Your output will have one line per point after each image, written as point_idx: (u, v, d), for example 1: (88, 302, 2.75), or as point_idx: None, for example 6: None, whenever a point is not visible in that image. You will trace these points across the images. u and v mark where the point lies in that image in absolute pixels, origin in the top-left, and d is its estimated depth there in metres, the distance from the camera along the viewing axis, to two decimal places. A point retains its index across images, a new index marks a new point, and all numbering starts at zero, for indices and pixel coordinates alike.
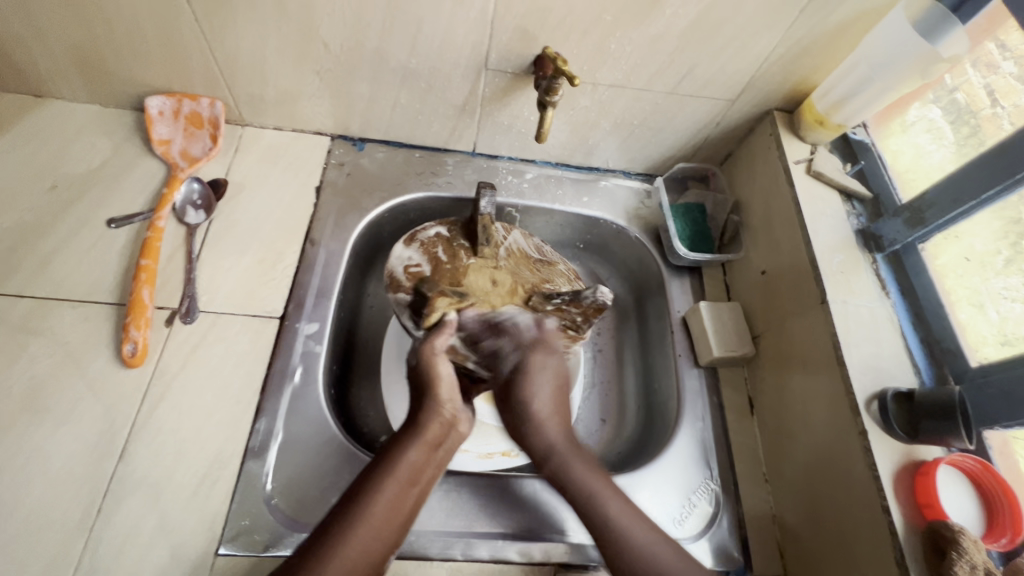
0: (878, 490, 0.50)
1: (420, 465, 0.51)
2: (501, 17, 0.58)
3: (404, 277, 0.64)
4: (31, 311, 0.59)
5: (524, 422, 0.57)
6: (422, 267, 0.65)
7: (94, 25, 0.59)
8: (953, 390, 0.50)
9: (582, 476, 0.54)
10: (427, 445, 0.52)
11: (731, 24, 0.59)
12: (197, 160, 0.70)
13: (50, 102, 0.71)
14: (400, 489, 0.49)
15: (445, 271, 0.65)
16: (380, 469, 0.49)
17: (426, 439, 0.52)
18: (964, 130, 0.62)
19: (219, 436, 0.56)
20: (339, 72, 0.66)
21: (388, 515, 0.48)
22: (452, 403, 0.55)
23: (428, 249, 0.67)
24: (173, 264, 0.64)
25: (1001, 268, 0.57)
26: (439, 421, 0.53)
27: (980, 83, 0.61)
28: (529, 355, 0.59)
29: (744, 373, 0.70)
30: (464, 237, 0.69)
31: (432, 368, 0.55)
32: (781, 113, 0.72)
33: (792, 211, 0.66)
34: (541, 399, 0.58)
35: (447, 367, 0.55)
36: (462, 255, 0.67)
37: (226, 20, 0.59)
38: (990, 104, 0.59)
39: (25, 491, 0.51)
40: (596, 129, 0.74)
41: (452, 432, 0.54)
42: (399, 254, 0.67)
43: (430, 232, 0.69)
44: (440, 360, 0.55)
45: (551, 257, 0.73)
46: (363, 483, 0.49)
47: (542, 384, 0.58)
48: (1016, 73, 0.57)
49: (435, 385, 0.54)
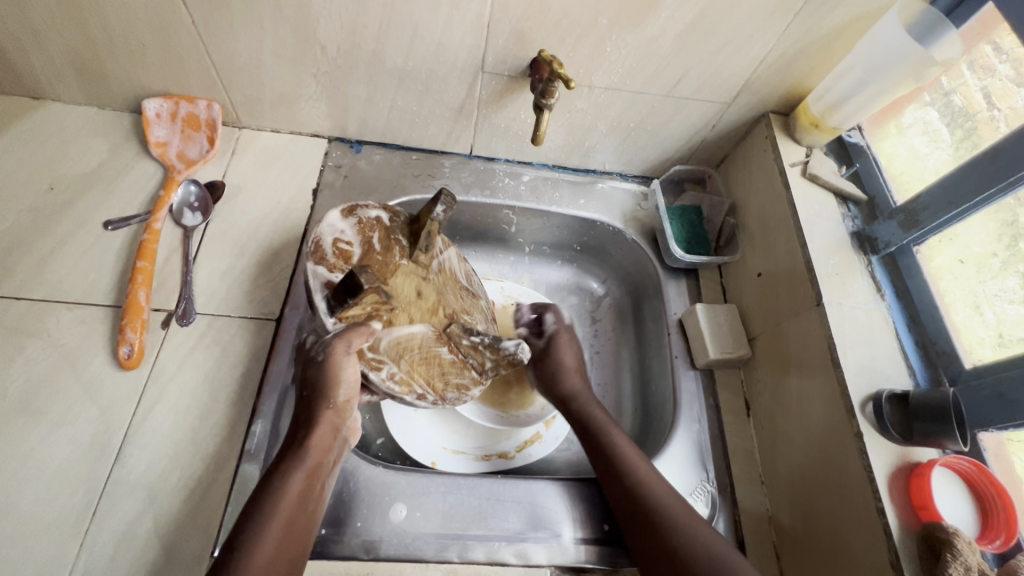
0: (874, 492, 0.50)
1: (307, 488, 0.49)
2: (497, 19, 0.59)
3: (331, 251, 0.58)
4: (27, 312, 0.59)
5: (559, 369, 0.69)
6: (352, 247, 0.60)
7: (91, 27, 0.59)
8: (947, 392, 0.50)
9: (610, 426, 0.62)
10: (311, 467, 0.50)
11: (726, 27, 0.59)
12: (194, 162, 0.71)
13: (48, 104, 0.71)
14: (288, 520, 0.46)
15: (374, 260, 0.61)
16: (265, 499, 0.46)
17: (310, 459, 0.50)
18: (960, 133, 0.62)
19: (215, 438, 0.56)
20: (336, 75, 0.66)
21: (280, 550, 0.45)
22: (342, 411, 0.53)
23: (364, 230, 0.61)
24: (170, 266, 0.64)
25: (998, 270, 0.57)
26: (328, 428, 0.52)
27: (977, 85, 0.61)
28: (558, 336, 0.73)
29: (740, 375, 0.70)
30: (403, 233, 0.64)
31: (337, 368, 0.52)
32: (777, 116, 0.72)
33: (788, 212, 0.66)
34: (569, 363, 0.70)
35: (353, 368, 0.53)
36: (396, 252, 0.63)
37: (223, 22, 0.59)
38: (987, 107, 0.59)
39: (20, 493, 0.51)
40: (593, 131, 0.74)
41: (339, 441, 0.53)
42: (332, 222, 0.60)
43: (371, 212, 0.63)
44: (347, 360, 0.52)
45: (479, 290, 0.70)
46: (251, 517, 0.45)
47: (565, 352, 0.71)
48: (1011, 75, 0.57)
49: (332, 391, 0.52)
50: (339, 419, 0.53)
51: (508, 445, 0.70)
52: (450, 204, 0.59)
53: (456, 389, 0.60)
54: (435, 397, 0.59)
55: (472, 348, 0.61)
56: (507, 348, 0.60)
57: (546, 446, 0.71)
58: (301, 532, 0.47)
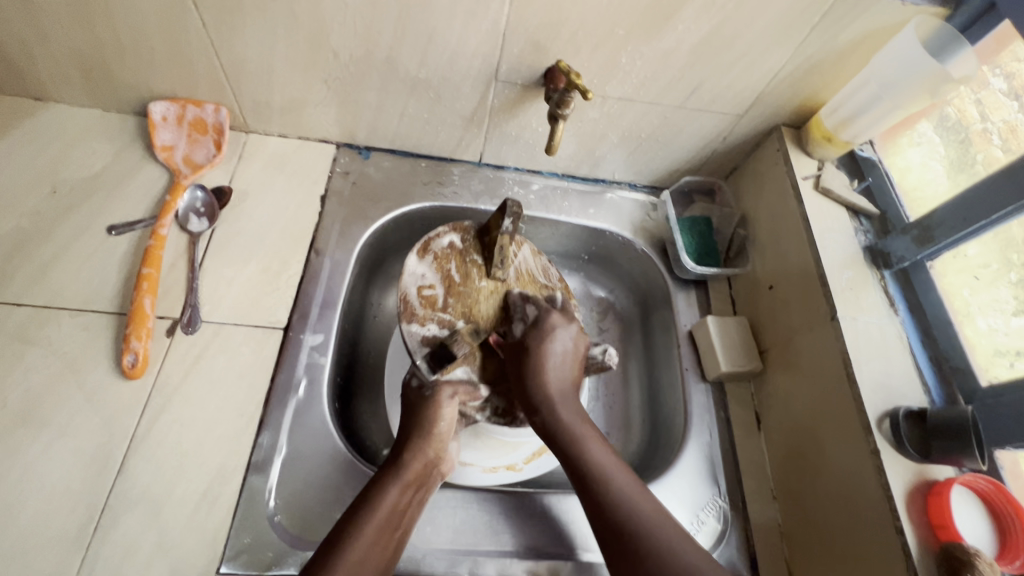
0: (891, 512, 0.50)
1: (398, 504, 0.50)
2: (513, 29, 0.58)
3: (418, 301, 0.62)
4: (28, 320, 0.57)
5: (534, 369, 0.56)
6: (435, 290, 0.63)
7: (99, 30, 0.58)
8: (966, 410, 0.50)
9: (571, 420, 0.54)
10: (405, 486, 0.51)
11: (742, 41, 0.59)
12: (201, 166, 0.70)
13: (50, 106, 0.70)
14: (372, 540, 0.46)
15: (457, 292, 0.64)
16: (359, 511, 0.48)
17: (404, 479, 0.51)
18: (954, 141, 0.64)
19: (222, 450, 0.55)
20: (347, 81, 0.65)
21: (367, 559, 0.45)
22: (441, 443, 0.54)
23: (441, 264, 0.65)
24: (175, 273, 0.63)
25: (994, 276, 0.58)
26: (423, 459, 0.53)
27: (971, 98, 0.63)
28: (551, 317, 0.60)
29: (751, 389, 0.69)
30: (478, 250, 0.67)
31: (438, 407, 0.55)
32: (788, 129, 0.72)
33: (800, 226, 0.66)
34: (556, 352, 0.57)
35: (452, 412, 0.55)
36: (474, 276, 0.65)
37: (235, 26, 0.58)
38: (980, 119, 0.62)
39: (20, 506, 0.49)
40: (604, 141, 0.74)
41: (432, 474, 0.53)
42: (411, 268, 0.64)
43: (443, 240, 0.67)
44: (447, 403, 0.55)
45: (558, 282, 0.69)
46: (345, 527, 0.46)
47: (558, 342, 0.58)
48: (1004, 89, 0.60)
49: (435, 425, 0.54)
50: (439, 450, 0.54)
51: (514, 457, 0.67)
52: (516, 216, 0.62)
53: None
54: None
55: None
56: (596, 356, 0.61)
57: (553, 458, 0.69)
58: (381, 552, 0.47)
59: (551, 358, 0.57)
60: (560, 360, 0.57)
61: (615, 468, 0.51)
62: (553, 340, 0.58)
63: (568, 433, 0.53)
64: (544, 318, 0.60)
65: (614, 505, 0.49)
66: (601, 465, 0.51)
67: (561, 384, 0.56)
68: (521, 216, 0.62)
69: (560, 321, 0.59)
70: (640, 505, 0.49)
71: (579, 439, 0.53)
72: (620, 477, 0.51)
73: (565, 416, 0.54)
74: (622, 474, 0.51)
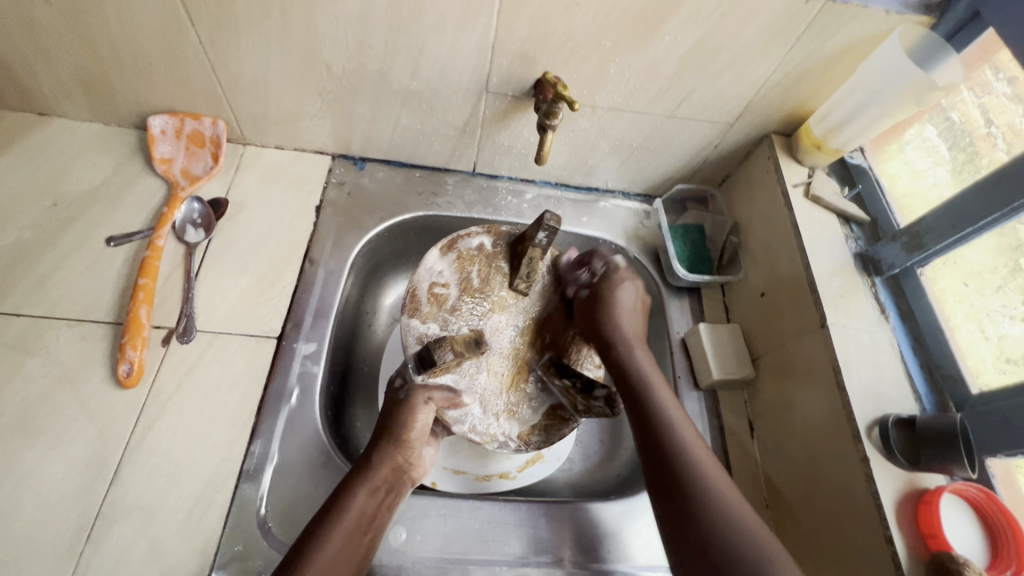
0: (881, 522, 0.49)
1: (368, 507, 0.50)
2: (502, 41, 0.59)
3: (426, 297, 0.61)
4: (27, 330, 0.58)
5: (608, 309, 0.63)
6: (447, 290, 0.62)
7: (98, 46, 0.60)
8: (955, 418, 0.49)
9: (643, 363, 0.61)
10: (371, 490, 0.51)
11: (729, 50, 0.60)
12: (198, 178, 0.71)
13: (53, 121, 0.71)
14: (342, 543, 0.47)
15: (472, 298, 0.63)
16: (330, 514, 0.48)
17: (373, 482, 0.51)
18: (959, 147, 0.63)
19: (214, 458, 0.55)
20: (341, 94, 0.66)
21: (337, 562, 0.46)
22: (411, 449, 0.55)
23: (463, 265, 0.64)
24: (171, 283, 0.64)
25: (985, 282, 0.58)
26: (392, 464, 0.53)
27: (974, 102, 0.62)
28: (620, 271, 0.65)
29: (744, 396, 0.69)
30: (506, 258, 0.65)
31: (413, 411, 0.55)
32: (778, 137, 0.73)
33: (791, 233, 0.66)
34: (625, 300, 0.63)
35: (426, 416, 0.56)
36: (495, 284, 0.64)
37: (230, 42, 0.60)
38: (985, 123, 0.61)
39: (15, 514, 0.50)
40: (596, 150, 0.74)
41: (400, 476, 0.54)
42: (431, 263, 0.63)
43: (473, 241, 0.65)
44: (423, 408, 0.56)
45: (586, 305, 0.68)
46: (316, 529, 0.47)
47: (627, 293, 0.64)
48: (1010, 93, 0.58)
49: (407, 429, 0.54)
50: (409, 451, 0.55)
51: (509, 464, 0.67)
52: (552, 231, 0.59)
53: (541, 433, 0.61)
54: (518, 444, 0.60)
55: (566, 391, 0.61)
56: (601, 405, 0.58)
57: (548, 466, 0.69)
58: (350, 556, 0.47)
59: (622, 305, 0.63)
60: (628, 306, 0.64)
61: (681, 415, 0.56)
62: (621, 288, 0.64)
63: (638, 372, 0.60)
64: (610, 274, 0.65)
65: (667, 434, 0.54)
66: (667, 407, 0.56)
67: (632, 327, 0.63)
68: (557, 232, 0.60)
69: (627, 275, 0.65)
70: (696, 450, 0.52)
71: (647, 379, 0.59)
72: (683, 426, 0.54)
73: (637, 355, 0.61)
74: (678, 409, 0.57)
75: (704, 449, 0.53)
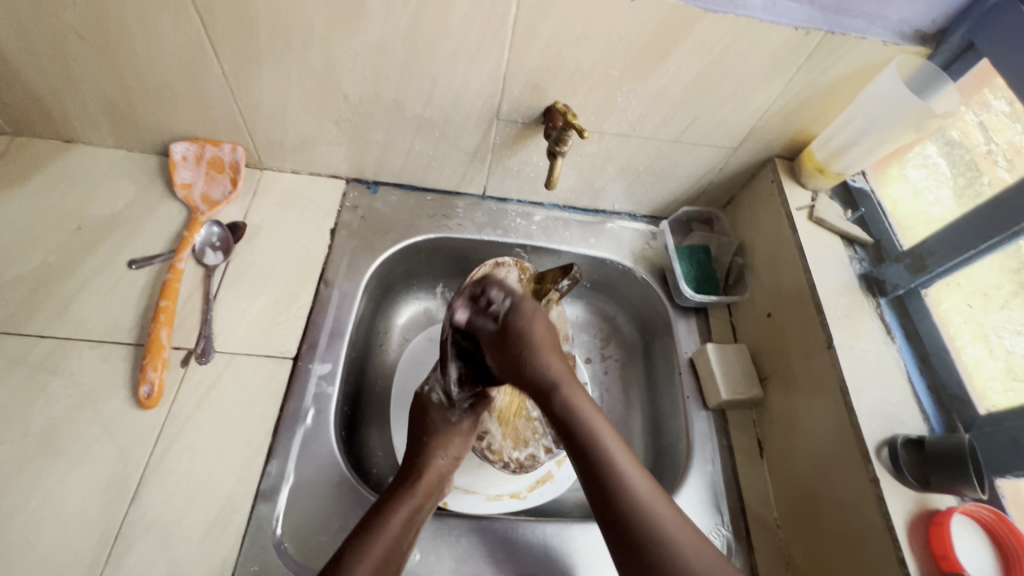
0: (892, 541, 0.50)
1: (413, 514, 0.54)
2: (514, 71, 0.61)
3: None
4: (51, 351, 0.60)
5: (528, 354, 0.54)
6: None
7: (126, 77, 0.63)
8: (964, 440, 0.50)
9: (583, 410, 0.54)
10: (416, 501, 0.55)
11: (733, 79, 0.62)
12: (217, 203, 0.73)
13: (78, 147, 0.74)
14: (387, 549, 0.50)
15: None
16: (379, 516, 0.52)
17: (418, 494, 0.55)
18: (961, 166, 0.65)
19: (231, 478, 0.56)
20: (357, 121, 0.69)
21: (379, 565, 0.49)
22: (454, 461, 0.61)
23: None
24: (191, 305, 0.65)
25: (991, 303, 0.59)
26: (437, 473, 0.59)
27: (974, 121, 0.63)
28: (519, 306, 0.55)
29: (752, 416, 0.70)
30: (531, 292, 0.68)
31: (457, 433, 0.62)
32: (782, 160, 0.75)
33: (796, 254, 0.67)
34: (540, 336, 0.55)
35: (464, 441, 0.62)
36: None
37: (252, 73, 0.62)
38: (985, 141, 0.62)
39: (38, 533, 0.51)
40: (603, 174, 0.76)
41: (440, 491, 0.59)
42: None
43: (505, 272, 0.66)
44: (463, 432, 0.62)
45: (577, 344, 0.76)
46: (364, 529, 0.50)
47: (537, 328, 0.55)
48: (1007, 111, 0.60)
49: (451, 443, 0.61)
50: (450, 464, 0.61)
51: (519, 484, 0.69)
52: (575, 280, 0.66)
53: (533, 459, 0.68)
54: (515, 466, 0.67)
55: (553, 424, 0.71)
56: None
57: (558, 485, 0.71)
58: (392, 564, 0.50)
59: (540, 344, 0.54)
60: (547, 342, 0.55)
61: (635, 474, 0.51)
62: (532, 323, 0.54)
63: (579, 422, 0.53)
64: (516, 307, 0.55)
65: (623, 499, 0.50)
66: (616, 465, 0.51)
67: (559, 365, 0.56)
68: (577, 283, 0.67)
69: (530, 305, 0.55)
70: (662, 516, 0.49)
71: (591, 431, 0.53)
72: (640, 485, 0.51)
73: (578, 402, 0.54)
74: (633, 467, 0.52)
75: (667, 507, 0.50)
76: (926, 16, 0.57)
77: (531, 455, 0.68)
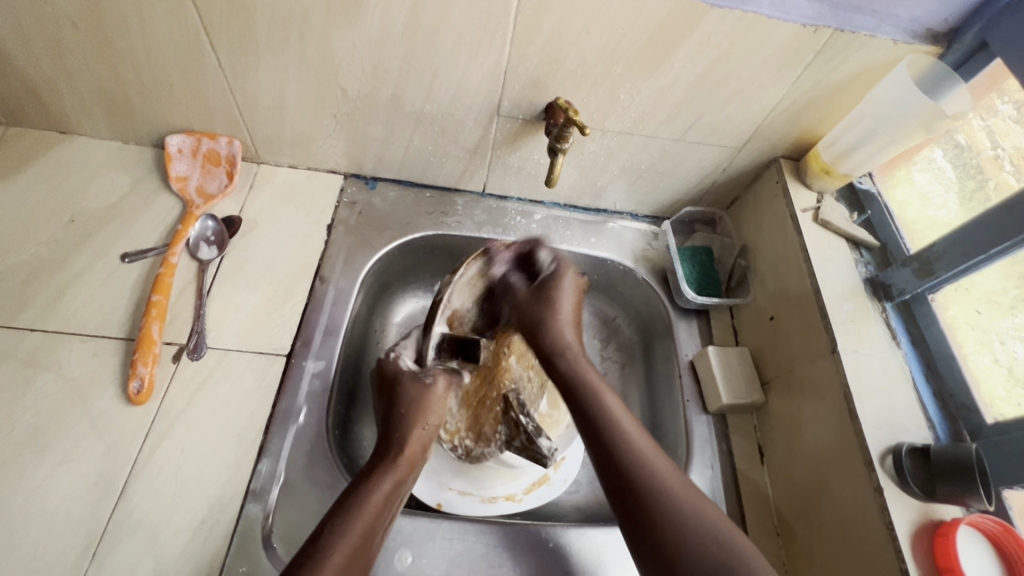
0: (895, 552, 0.48)
1: (390, 495, 0.51)
2: (515, 66, 0.60)
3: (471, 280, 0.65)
4: (40, 345, 0.59)
5: (551, 318, 0.64)
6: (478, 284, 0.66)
7: (120, 68, 0.62)
8: (970, 448, 0.49)
9: (596, 384, 0.59)
10: (400, 473, 0.54)
11: (739, 77, 0.60)
12: (213, 197, 0.72)
13: (73, 138, 0.73)
14: (371, 523, 0.48)
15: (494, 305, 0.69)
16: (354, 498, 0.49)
17: (401, 465, 0.54)
18: (966, 172, 0.64)
19: (221, 477, 0.55)
20: (355, 116, 0.68)
21: (353, 552, 0.46)
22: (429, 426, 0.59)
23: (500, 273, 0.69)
24: (184, 300, 0.64)
25: (1006, 309, 0.57)
26: (417, 441, 0.57)
27: (980, 125, 0.62)
28: (555, 280, 0.66)
29: (753, 421, 0.69)
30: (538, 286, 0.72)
31: (431, 394, 0.60)
32: (787, 161, 0.73)
33: (800, 257, 0.66)
34: (564, 309, 0.65)
35: (438, 408, 0.60)
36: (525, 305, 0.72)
37: (249, 65, 0.61)
38: (991, 145, 0.61)
39: (23, 530, 0.50)
40: (605, 172, 0.75)
41: (422, 459, 0.57)
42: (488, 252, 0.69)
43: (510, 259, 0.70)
44: (436, 397, 0.60)
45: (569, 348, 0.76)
46: (336, 514, 0.47)
47: (565, 298, 0.65)
48: (1014, 115, 0.59)
49: (426, 412, 0.59)
50: (430, 433, 0.59)
51: (514, 486, 0.67)
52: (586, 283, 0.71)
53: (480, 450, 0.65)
54: (463, 451, 0.65)
55: (513, 426, 0.62)
56: (543, 447, 0.60)
57: (554, 488, 0.69)
58: (376, 536, 0.48)
59: (562, 317, 0.64)
60: (569, 313, 0.65)
61: (648, 447, 0.52)
62: (560, 294, 0.65)
63: (584, 390, 0.58)
64: (557, 273, 0.66)
65: (625, 453, 0.52)
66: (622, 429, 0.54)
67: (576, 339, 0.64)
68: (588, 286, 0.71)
69: (561, 285, 0.65)
70: (660, 473, 0.50)
71: (596, 392, 0.58)
72: (641, 441, 0.53)
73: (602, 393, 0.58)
74: (640, 436, 0.54)
75: (672, 472, 0.50)
76: (937, 14, 0.56)
77: (484, 451, 0.65)
